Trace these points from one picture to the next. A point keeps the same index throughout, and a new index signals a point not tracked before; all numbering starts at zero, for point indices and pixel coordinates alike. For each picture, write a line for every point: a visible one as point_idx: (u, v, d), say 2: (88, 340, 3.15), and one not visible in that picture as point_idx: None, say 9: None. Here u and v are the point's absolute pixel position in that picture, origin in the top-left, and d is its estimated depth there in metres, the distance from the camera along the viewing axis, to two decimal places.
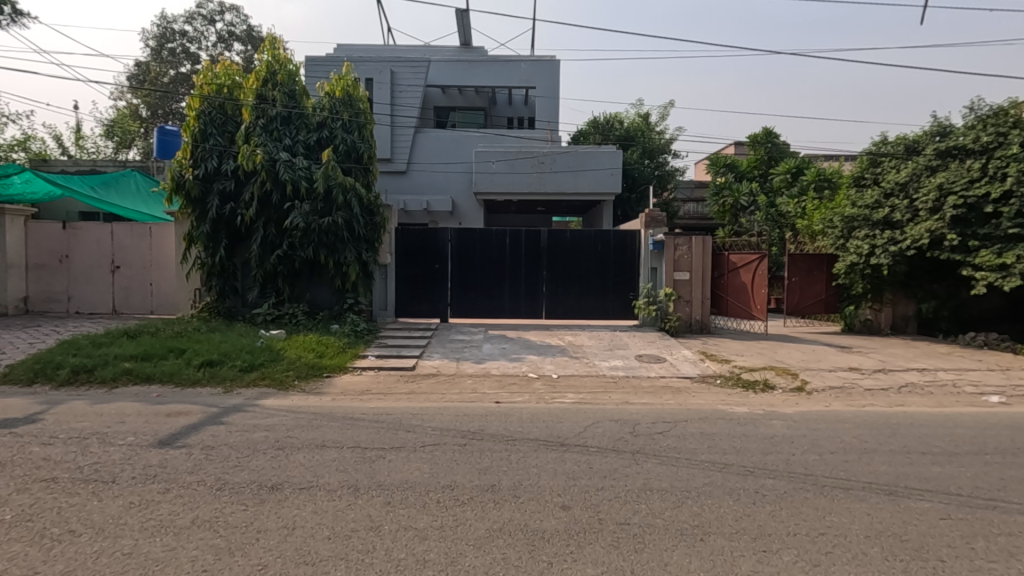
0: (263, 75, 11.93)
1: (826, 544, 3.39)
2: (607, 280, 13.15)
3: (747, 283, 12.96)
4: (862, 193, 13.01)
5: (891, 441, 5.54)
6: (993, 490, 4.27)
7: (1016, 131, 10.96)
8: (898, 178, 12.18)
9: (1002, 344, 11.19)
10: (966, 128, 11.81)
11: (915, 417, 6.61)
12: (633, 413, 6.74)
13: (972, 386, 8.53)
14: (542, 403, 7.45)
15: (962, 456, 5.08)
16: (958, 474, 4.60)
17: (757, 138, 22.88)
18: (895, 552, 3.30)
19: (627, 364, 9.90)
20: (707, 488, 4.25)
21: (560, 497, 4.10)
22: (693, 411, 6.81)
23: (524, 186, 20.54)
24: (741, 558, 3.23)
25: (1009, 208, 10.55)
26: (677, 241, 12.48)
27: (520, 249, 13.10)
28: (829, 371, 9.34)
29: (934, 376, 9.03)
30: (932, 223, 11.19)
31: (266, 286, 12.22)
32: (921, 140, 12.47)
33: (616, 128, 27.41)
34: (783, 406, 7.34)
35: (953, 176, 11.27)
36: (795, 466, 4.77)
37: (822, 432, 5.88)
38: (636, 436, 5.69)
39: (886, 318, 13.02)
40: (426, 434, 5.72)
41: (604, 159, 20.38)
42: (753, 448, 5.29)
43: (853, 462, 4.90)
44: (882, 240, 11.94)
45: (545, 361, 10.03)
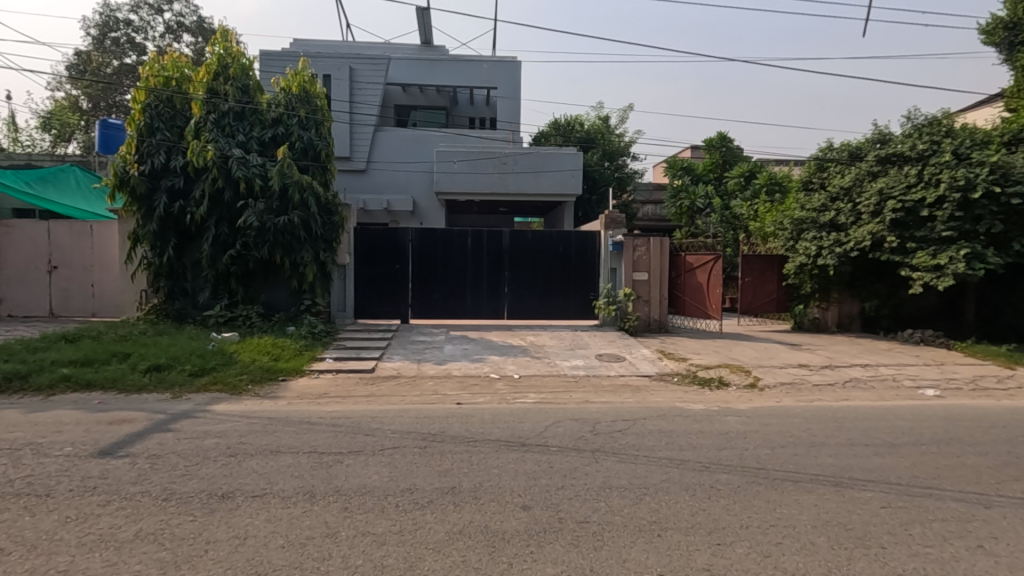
0: (214, 68, 11.53)
1: (776, 535, 3.51)
2: (568, 279, 13.27)
3: (702, 283, 13.31)
4: (811, 197, 13.57)
5: (836, 434, 5.79)
6: (929, 478, 4.51)
7: (948, 140, 11.64)
8: (842, 183, 12.80)
9: (937, 340, 11.87)
10: (903, 137, 12.45)
11: (859, 410, 6.94)
12: (594, 412, 6.81)
13: (910, 380, 9.04)
14: (503, 403, 7.46)
15: (901, 447, 5.36)
16: (897, 464, 4.84)
17: (712, 142, 23.67)
18: (840, 541, 3.44)
19: (588, 363, 10.02)
20: (664, 485, 4.33)
21: (520, 497, 4.10)
22: (652, 409, 6.95)
23: (486, 186, 20.54)
24: (696, 552, 3.30)
25: (942, 212, 11.11)
26: (636, 242, 12.74)
27: (482, 250, 13.07)
28: (780, 367, 9.70)
29: (875, 371, 9.51)
30: (874, 225, 11.80)
31: (217, 288, 11.79)
32: (864, 147, 12.96)
33: (577, 130, 27.70)
34: (737, 402, 7.58)
35: (893, 182, 11.83)
36: (748, 461, 4.92)
37: (773, 427, 6.09)
38: (596, 435, 5.75)
39: (832, 316, 13.72)
40: (386, 437, 5.63)
41: (564, 160, 20.56)
42: (708, 444, 5.43)
43: (802, 455, 5.09)
44: (828, 241, 12.59)
45: (506, 361, 10.04)
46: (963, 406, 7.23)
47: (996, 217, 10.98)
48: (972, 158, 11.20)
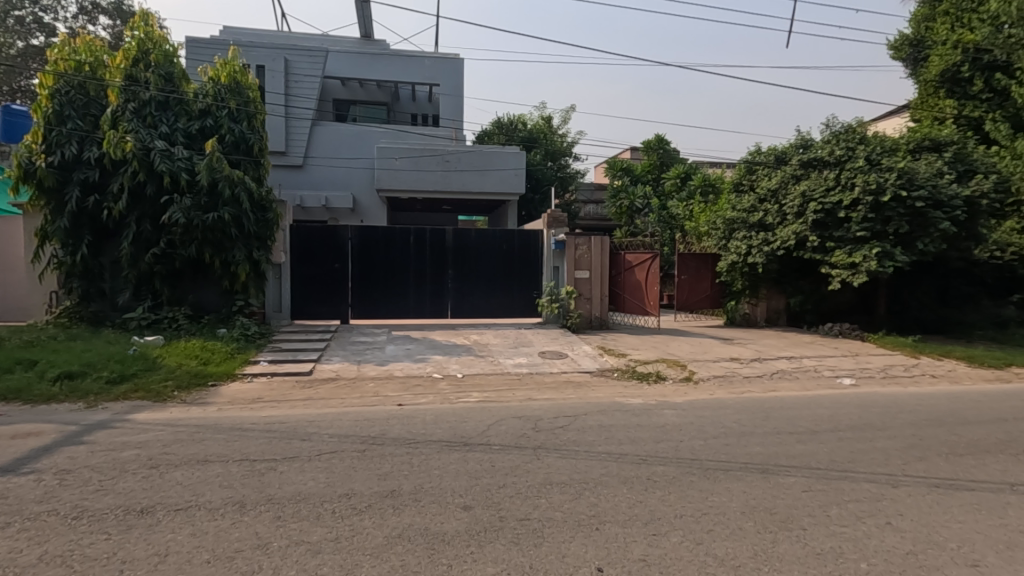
0: (133, 54, 10.79)
1: (708, 523, 3.65)
2: (512, 278, 13.32)
3: (641, 281, 13.70)
4: (741, 199, 14.30)
5: (764, 424, 6.11)
6: (845, 462, 4.84)
7: (861, 147, 12.53)
8: (769, 186, 13.53)
9: (853, 332, 12.76)
10: (823, 143, 13.30)
11: (784, 400, 7.36)
12: (536, 409, 6.88)
13: (830, 370, 9.68)
14: (446, 403, 7.40)
15: (821, 433, 5.72)
16: (817, 450, 5.16)
17: (650, 144, 24.40)
18: (765, 525, 3.63)
19: (531, 361, 10.09)
20: (603, 478, 4.42)
21: (462, 497, 4.07)
22: (592, 405, 7.09)
23: (428, 184, 20.30)
24: (633, 543, 3.38)
25: (857, 213, 11.91)
26: (577, 241, 13.01)
27: (424, 249, 12.90)
28: (714, 361, 10.13)
29: (799, 363, 10.11)
30: (798, 226, 12.55)
31: (140, 288, 11.05)
32: (788, 151, 13.84)
33: (520, 129, 27.69)
34: (674, 396, 7.87)
35: (814, 185, 12.58)
36: (683, 452, 5.10)
37: (707, 418, 6.35)
38: (538, 431, 5.81)
39: (761, 311, 14.62)
40: (323, 441, 5.45)
41: (507, 159, 20.65)
42: (646, 437, 5.59)
43: (732, 445, 5.33)
44: (757, 241, 13.31)
45: (449, 361, 9.96)
46: (875, 394, 7.80)
47: (903, 219, 11.78)
48: (882, 164, 12.05)
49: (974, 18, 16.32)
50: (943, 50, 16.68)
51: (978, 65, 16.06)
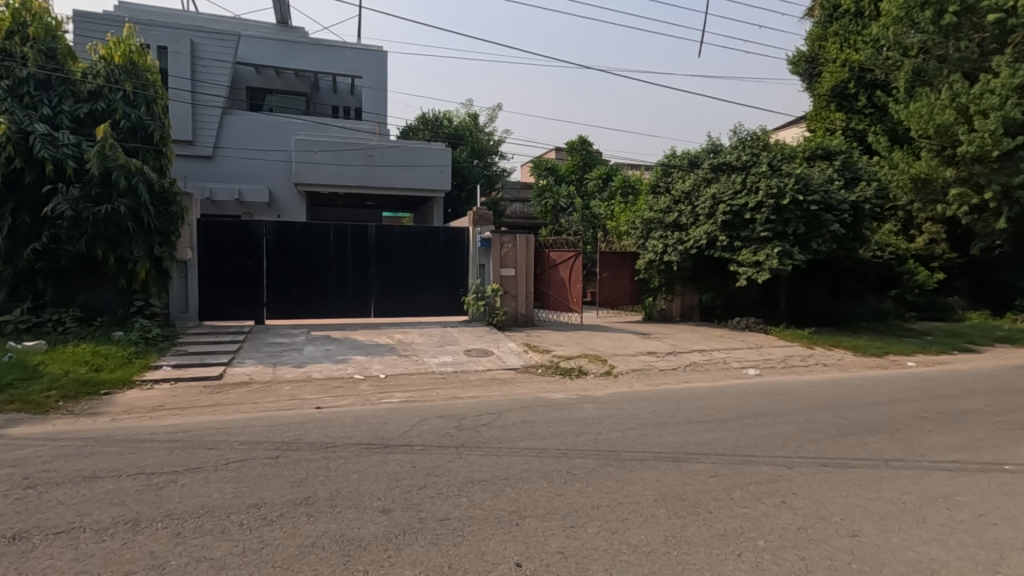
0: (7, 26, 9.66)
1: (623, 512, 3.79)
2: (438, 276, 13.17)
3: (565, 279, 13.98)
4: (658, 200, 14.99)
5: (677, 414, 6.43)
6: (749, 447, 5.18)
7: (763, 154, 13.50)
8: (683, 188, 14.31)
9: (758, 326, 13.71)
10: (731, 148, 14.19)
11: (696, 391, 7.79)
12: (460, 407, 6.85)
13: (737, 361, 10.36)
14: (368, 404, 7.20)
15: (728, 421, 6.10)
16: (724, 436, 5.50)
17: (573, 146, 24.90)
18: (676, 511, 3.81)
19: (456, 359, 10.02)
20: (524, 474, 4.48)
21: (380, 501, 3.97)
22: (516, 401, 7.17)
23: (350, 179, 19.63)
24: (552, 536, 3.44)
25: (760, 215, 12.80)
26: (504, 239, 12.93)
27: (345, 246, 12.47)
28: (632, 355, 10.54)
29: (710, 355, 10.74)
30: (709, 226, 13.33)
31: (18, 288, 9.93)
32: (700, 156, 14.65)
33: (445, 126, 27.35)
34: (595, 390, 8.11)
35: (723, 188, 13.42)
36: (602, 444, 5.27)
37: (625, 410, 6.61)
38: (461, 430, 5.78)
39: (676, 307, 15.36)
40: (232, 449, 5.13)
41: (433, 155, 20.41)
42: (567, 431, 5.72)
43: (648, 435, 5.57)
44: (672, 240, 14.02)
45: (372, 361, 9.70)
46: (776, 383, 8.42)
47: (800, 221, 12.77)
48: (782, 170, 13.00)
49: (859, 40, 18.06)
50: (834, 68, 18.29)
51: (862, 83, 17.75)
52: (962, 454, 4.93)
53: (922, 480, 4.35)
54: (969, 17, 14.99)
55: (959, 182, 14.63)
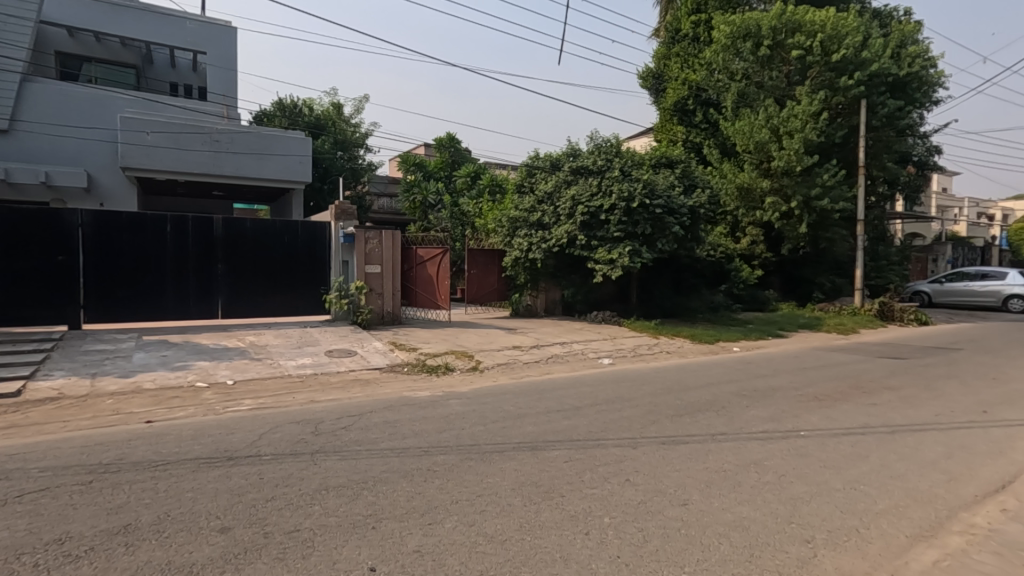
0: None
1: (481, 504, 3.84)
2: (297, 273, 12.31)
3: (433, 276, 13.86)
4: (523, 199, 15.48)
5: (537, 404, 6.72)
6: (599, 431, 5.57)
7: (616, 160, 14.56)
8: (546, 189, 14.93)
9: (613, 319, 14.81)
10: (588, 153, 15.10)
11: (556, 382, 8.20)
12: (318, 411, 6.49)
13: (594, 352, 11.09)
14: (211, 414, 6.51)
15: (582, 408, 6.50)
16: (579, 423, 5.85)
17: (442, 142, 24.76)
18: (532, 497, 3.96)
19: (316, 361, 9.47)
20: (384, 475, 4.36)
21: (219, 519, 3.61)
22: (379, 401, 6.97)
23: (192, 165, 17.56)
24: (409, 536, 3.39)
25: (613, 216, 13.80)
26: (368, 234, 12.46)
27: (186, 240, 11.18)
28: (498, 350, 10.79)
29: (570, 347, 11.37)
30: (569, 226, 14.08)
31: None
32: (561, 158, 15.37)
33: (304, 114, 25.77)
34: (461, 385, 8.17)
35: (582, 191, 14.25)
36: (464, 439, 5.32)
37: (489, 404, 6.74)
38: (317, 435, 5.47)
39: (540, 302, 16.04)
40: (30, 478, 4.33)
41: (290, 144, 19.02)
42: (430, 428, 5.68)
43: (508, 427, 5.74)
44: (536, 238, 14.60)
45: (218, 366, 8.80)
46: (626, 371, 9.15)
47: (647, 222, 13.96)
48: (632, 175, 14.15)
49: (696, 63, 20.25)
50: (676, 85, 20.29)
51: (699, 101, 19.92)
52: (770, 425, 5.76)
53: (740, 449, 5.00)
54: (779, 52, 17.50)
55: (773, 192, 17.05)
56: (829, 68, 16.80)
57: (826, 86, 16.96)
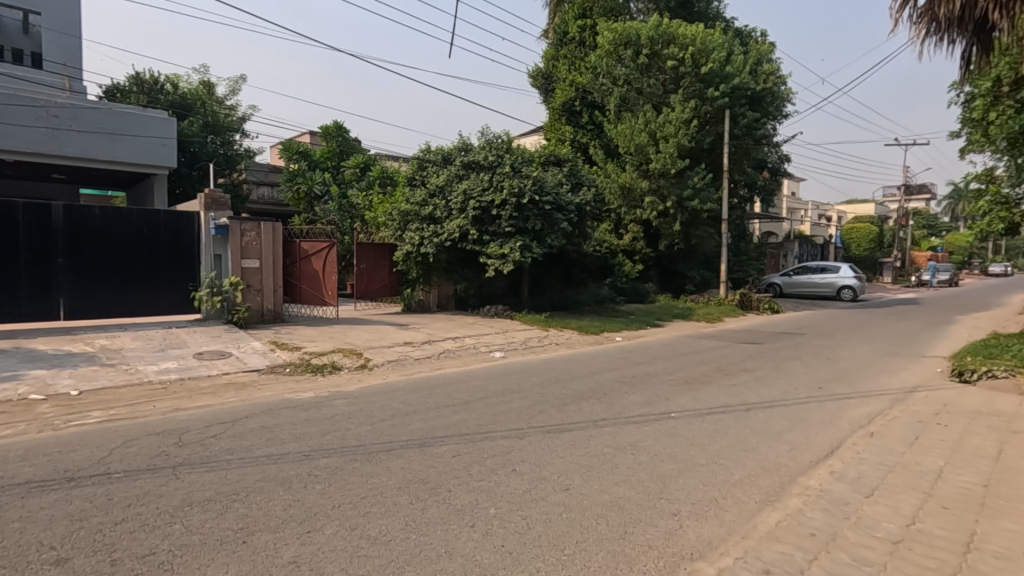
0: None
1: (365, 506, 3.72)
2: (159, 268, 11.07)
3: (318, 271, 13.16)
4: (414, 192, 15.19)
5: (427, 401, 6.64)
6: (488, 424, 5.64)
7: (507, 156, 14.76)
8: (437, 182, 14.75)
9: (505, 313, 15.06)
10: (479, 148, 15.16)
11: (447, 377, 8.17)
12: (184, 420, 5.90)
13: (486, 345, 11.21)
14: (50, 430, 5.67)
15: (472, 402, 6.54)
16: (468, 417, 5.87)
17: (328, 130, 23.48)
18: (418, 495, 3.90)
19: (183, 364, 8.60)
20: (258, 484, 4.06)
21: (55, 550, 3.15)
22: (257, 405, 6.48)
23: (23, 143, 15.11)
24: (284, 547, 3.19)
25: (505, 212, 13.99)
26: (243, 226, 11.50)
27: (16, 230, 9.66)
28: (389, 347, 10.51)
29: (462, 342, 11.39)
30: (461, 220, 14.08)
31: None
32: (452, 153, 15.30)
33: (166, 92, 23.03)
34: (347, 384, 7.86)
35: (473, 185, 14.27)
36: (349, 440, 5.11)
37: (377, 403, 6.55)
38: (181, 446, 4.97)
39: (433, 297, 15.94)
40: None
41: (150, 125, 17.03)
42: (312, 431, 5.39)
43: (396, 425, 5.62)
44: (428, 232, 14.42)
45: (59, 375, 7.68)
46: (517, 363, 9.35)
47: (537, 218, 14.31)
48: (522, 172, 14.41)
49: (581, 66, 21.09)
50: (564, 86, 20.98)
51: (585, 103, 20.77)
52: (645, 408, 6.19)
53: (618, 433, 5.32)
54: (656, 61, 18.75)
55: (651, 192, 18.30)
56: (699, 79, 18.34)
57: (696, 95, 18.50)
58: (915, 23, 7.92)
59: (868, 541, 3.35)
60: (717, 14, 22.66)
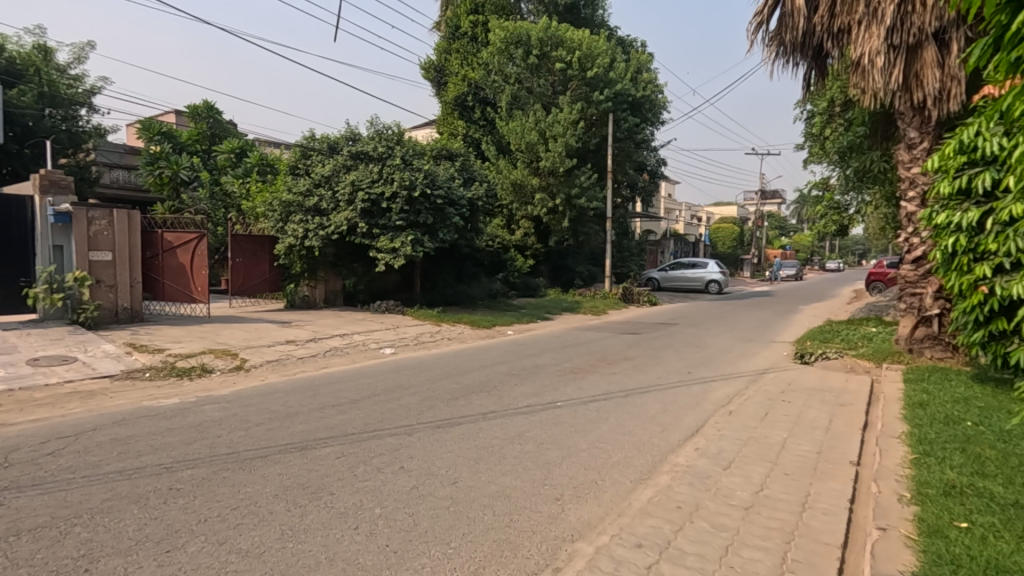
0: None
1: (236, 518, 3.45)
2: None
3: (185, 265, 11.95)
4: (297, 181, 14.32)
5: (310, 401, 6.30)
6: (374, 422, 5.47)
7: (398, 147, 14.39)
8: (323, 172, 14.02)
9: (397, 308, 14.74)
10: (368, 138, 14.64)
11: (332, 376, 7.83)
12: (13, 436, 5.08)
13: (375, 342, 10.88)
14: None
15: (359, 401, 6.31)
16: (354, 417, 5.66)
17: (197, 109, 21.40)
18: (296, 501, 3.70)
19: (11, 372, 7.38)
20: (107, 504, 3.61)
21: None
22: (108, 416, 5.75)
23: None
24: (137, 572, 2.86)
25: (395, 205, 13.65)
26: (91, 214, 10.12)
27: None
28: (268, 346, 9.83)
29: (350, 339, 10.95)
30: (349, 213, 13.48)
31: None
32: (339, 142, 14.65)
33: None
34: (220, 388, 7.24)
35: (362, 176, 13.74)
36: (219, 448, 4.71)
37: (252, 406, 6.09)
38: (8, 468, 4.27)
39: (319, 292, 15.29)
40: None
41: None
42: (176, 441, 4.89)
43: (275, 429, 5.27)
44: (313, 225, 13.67)
45: None
46: (407, 359, 9.19)
47: (428, 212, 14.12)
48: (413, 164, 14.13)
49: (474, 61, 21.11)
50: (456, 80, 20.88)
51: (477, 98, 20.84)
52: (533, 399, 6.37)
53: (506, 424, 5.42)
54: (546, 62, 19.29)
55: (541, 189, 18.84)
56: (585, 83, 19.12)
57: (583, 98, 19.28)
58: (767, 46, 8.94)
59: (725, 509, 3.73)
60: (602, 22, 23.81)
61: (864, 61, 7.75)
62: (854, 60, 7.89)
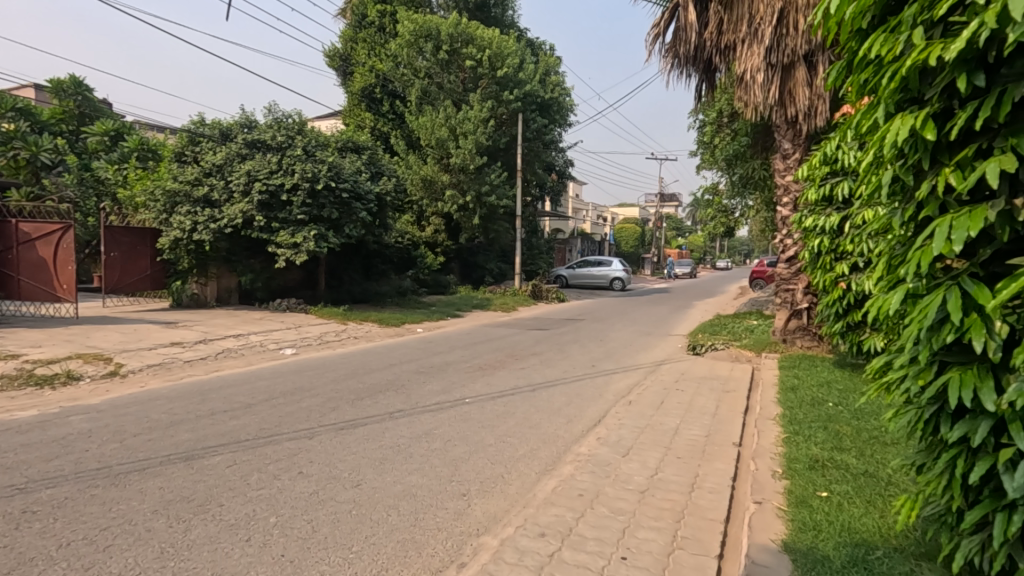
0: None
1: (106, 539, 3.11)
2: None
3: (48, 259, 10.53)
4: (183, 169, 13.16)
5: (199, 407, 5.82)
6: (271, 427, 5.16)
7: (299, 137, 13.67)
8: (214, 160, 12.99)
9: (299, 307, 14.02)
10: (266, 126, 13.78)
11: (225, 379, 7.29)
12: None
13: (274, 342, 10.28)
14: None
15: (254, 405, 5.92)
16: (248, 422, 5.30)
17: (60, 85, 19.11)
18: (179, 515, 3.40)
19: None
20: None
21: None
22: None
23: None
24: None
25: (297, 197, 12.96)
26: None
27: None
28: (150, 349, 8.96)
29: (246, 340, 10.25)
30: (243, 205, 12.60)
31: None
32: (233, 128, 13.67)
33: None
34: (90, 396, 6.49)
35: (258, 166, 12.90)
36: (87, 463, 4.22)
37: (129, 416, 5.52)
38: None
39: (210, 291, 14.19)
40: None
41: None
42: (32, 458, 4.31)
43: (156, 439, 4.81)
44: (202, 217, 12.61)
45: None
46: (309, 360, 8.77)
47: (333, 207, 13.53)
48: (316, 156, 13.49)
49: (381, 52, 20.50)
50: (363, 70, 20.18)
51: (385, 91, 20.29)
52: (441, 397, 6.32)
53: (413, 423, 5.33)
54: (456, 58, 19.20)
55: (451, 186, 18.72)
56: (495, 82, 19.22)
57: (492, 97, 19.39)
58: (664, 57, 9.49)
59: (623, 493, 3.92)
60: (511, 23, 24.13)
61: (747, 76, 8.43)
62: (738, 75, 8.56)
